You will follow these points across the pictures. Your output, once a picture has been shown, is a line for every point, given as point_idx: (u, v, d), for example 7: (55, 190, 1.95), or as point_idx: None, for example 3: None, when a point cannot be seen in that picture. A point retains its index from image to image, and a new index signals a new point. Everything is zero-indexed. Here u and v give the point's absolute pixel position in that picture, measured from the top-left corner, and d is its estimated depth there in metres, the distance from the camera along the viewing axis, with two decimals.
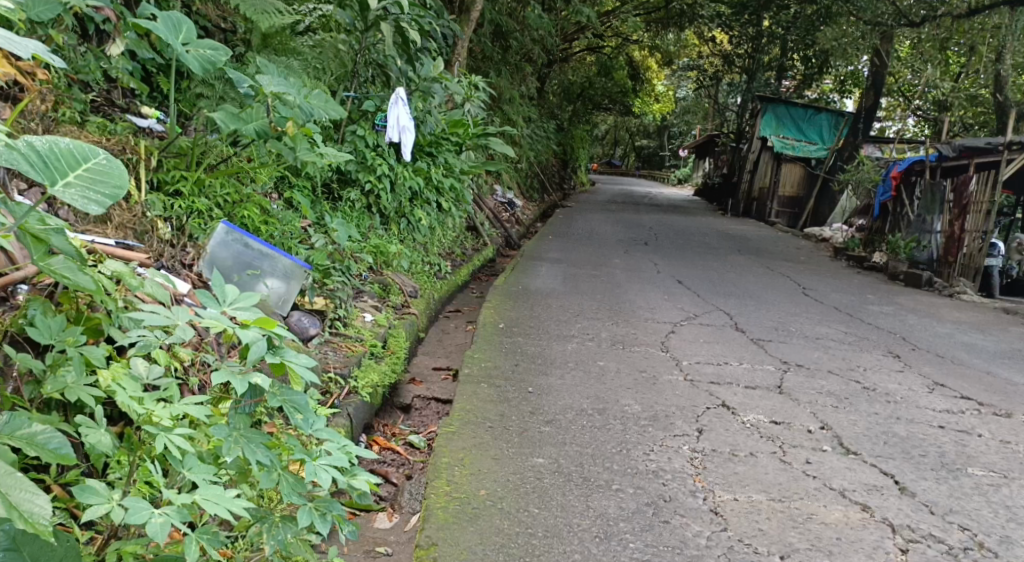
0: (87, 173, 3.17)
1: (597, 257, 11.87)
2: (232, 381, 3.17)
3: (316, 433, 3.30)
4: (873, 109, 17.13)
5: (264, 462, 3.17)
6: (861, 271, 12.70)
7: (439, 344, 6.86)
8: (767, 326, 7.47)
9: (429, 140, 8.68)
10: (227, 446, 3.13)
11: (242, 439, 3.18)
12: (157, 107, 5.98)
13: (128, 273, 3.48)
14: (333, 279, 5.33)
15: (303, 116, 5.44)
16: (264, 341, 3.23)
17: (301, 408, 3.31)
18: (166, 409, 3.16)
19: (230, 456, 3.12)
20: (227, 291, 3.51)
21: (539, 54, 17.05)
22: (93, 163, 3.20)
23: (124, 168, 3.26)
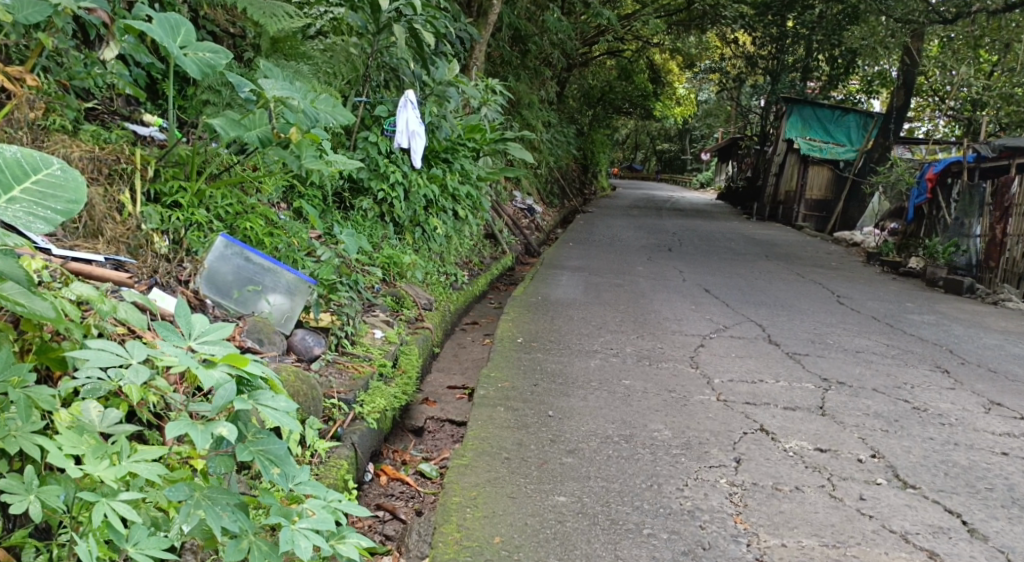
0: (36, 186, 3.09)
1: (619, 264, 11.50)
2: (191, 433, 2.86)
3: (297, 488, 3.09)
4: (903, 110, 16.67)
5: (232, 529, 2.89)
6: (895, 277, 12.27)
7: (455, 360, 6.54)
8: (801, 339, 7.09)
9: (444, 146, 8.36)
10: (185, 512, 2.84)
11: (205, 502, 2.90)
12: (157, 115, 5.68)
13: (98, 297, 3.26)
14: (340, 294, 4.97)
15: (308, 121, 5.13)
16: (230, 386, 2.95)
17: (278, 460, 3.04)
18: (113, 468, 2.85)
19: (187, 524, 2.84)
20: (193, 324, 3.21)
21: (558, 58, 16.70)
22: (44, 174, 3.12)
23: (77, 180, 3.16)
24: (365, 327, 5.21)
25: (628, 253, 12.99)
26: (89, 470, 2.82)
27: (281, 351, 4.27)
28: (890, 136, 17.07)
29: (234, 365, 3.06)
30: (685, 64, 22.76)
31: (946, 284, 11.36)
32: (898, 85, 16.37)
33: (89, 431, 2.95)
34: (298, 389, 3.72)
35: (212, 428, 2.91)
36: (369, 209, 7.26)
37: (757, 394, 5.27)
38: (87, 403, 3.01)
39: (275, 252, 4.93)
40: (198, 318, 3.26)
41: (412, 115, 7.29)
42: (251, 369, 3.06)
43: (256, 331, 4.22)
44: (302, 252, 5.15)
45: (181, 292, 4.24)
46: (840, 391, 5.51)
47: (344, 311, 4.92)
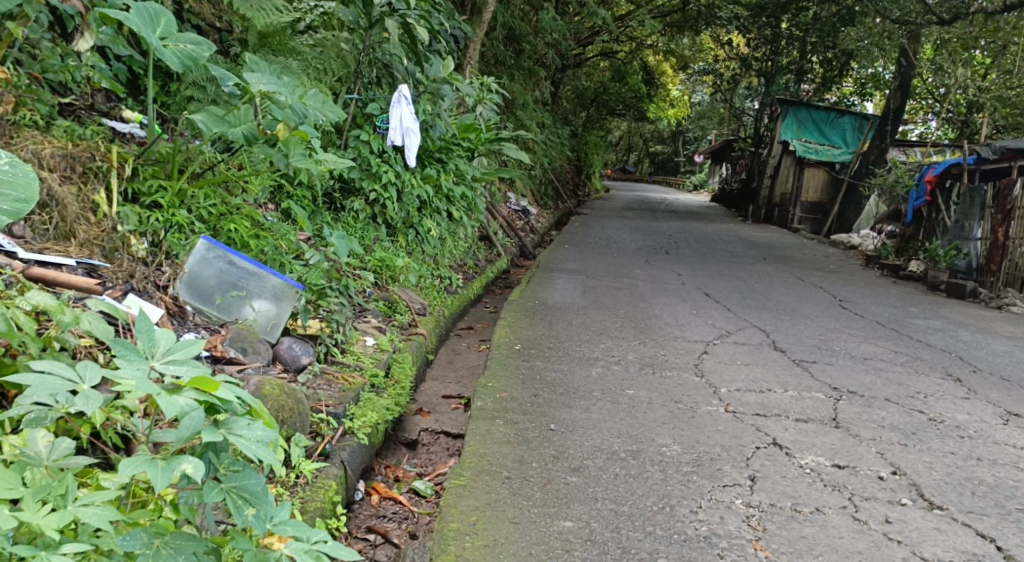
0: None
1: (616, 267, 11.28)
2: (149, 472, 2.69)
3: (274, 530, 2.85)
4: (899, 112, 16.50)
5: None
6: (896, 281, 12.08)
7: (450, 367, 6.30)
8: (807, 345, 6.88)
9: (438, 146, 8.11)
10: None
11: (164, 550, 2.71)
12: (139, 110, 5.41)
13: (57, 307, 3.15)
14: (330, 299, 4.72)
15: (296, 117, 4.87)
16: (198, 416, 2.77)
17: (252, 499, 2.84)
18: (57, 514, 2.66)
19: None
20: (156, 339, 3.00)
21: (553, 58, 16.47)
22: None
23: (29, 177, 3.08)
24: (356, 334, 4.96)
25: (624, 255, 12.76)
26: (28, 518, 2.62)
27: (267, 360, 4.03)
28: (886, 138, 16.89)
29: (202, 390, 2.86)
30: (679, 65, 22.55)
31: (948, 288, 11.17)
32: (894, 87, 16.19)
33: (35, 466, 2.81)
34: (283, 403, 3.48)
35: (174, 465, 2.74)
36: (361, 210, 7.02)
37: (766, 404, 5.06)
38: (34, 433, 2.88)
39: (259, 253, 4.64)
40: (162, 332, 3.04)
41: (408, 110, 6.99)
42: (221, 393, 2.86)
43: (239, 339, 3.97)
44: (290, 255, 4.90)
45: (159, 297, 4.01)
46: (853, 401, 5.31)
47: (335, 317, 4.67)
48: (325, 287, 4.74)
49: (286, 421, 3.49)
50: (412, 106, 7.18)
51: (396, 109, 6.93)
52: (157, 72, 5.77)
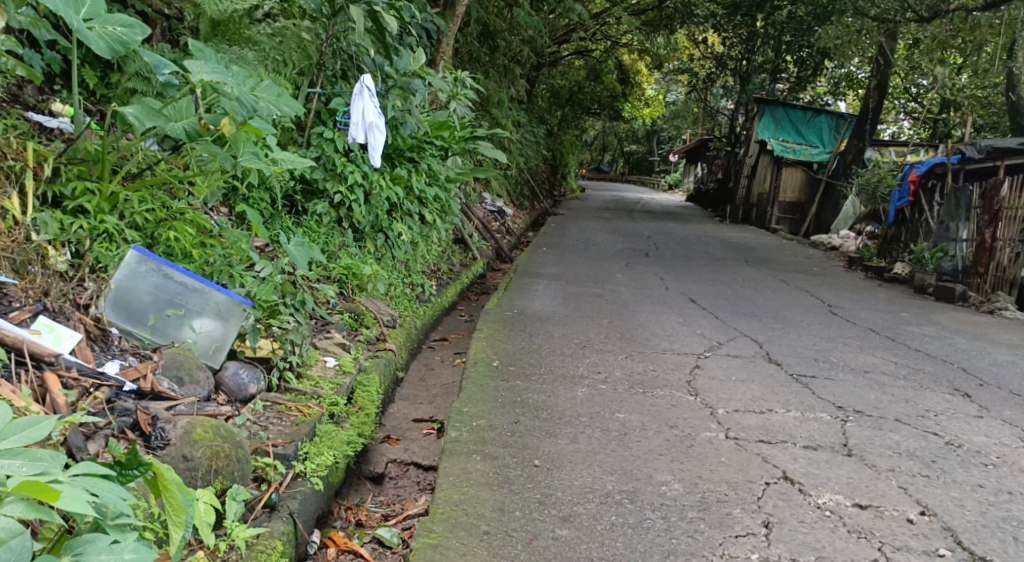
0: None
1: (597, 271, 10.81)
2: None
3: None
4: (877, 110, 16.13)
5: None
6: (882, 283, 11.72)
7: (421, 385, 5.78)
8: (804, 356, 6.42)
9: (409, 144, 7.55)
10: None
11: None
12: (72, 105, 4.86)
13: None
14: (283, 317, 4.12)
15: (244, 110, 4.32)
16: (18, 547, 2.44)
17: None
18: None
19: None
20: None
21: (528, 56, 15.94)
22: None
23: None
24: (313, 354, 4.42)
25: (605, 258, 12.29)
26: None
27: (207, 391, 3.49)
28: (865, 137, 16.53)
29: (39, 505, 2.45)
30: (655, 64, 22.12)
31: (936, 292, 10.73)
32: (872, 86, 15.82)
33: None
34: (216, 450, 3.04)
35: None
36: (324, 214, 6.52)
37: (768, 427, 4.48)
38: None
39: (206, 266, 4.14)
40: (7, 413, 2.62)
41: (373, 103, 6.45)
42: (62, 507, 2.46)
43: (173, 367, 3.45)
44: (239, 265, 4.35)
45: (78, 318, 3.52)
46: (861, 422, 4.74)
47: (287, 342, 4.10)
48: (278, 304, 4.13)
49: (221, 469, 3.04)
50: (376, 100, 6.56)
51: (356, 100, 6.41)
52: (97, 61, 5.17)
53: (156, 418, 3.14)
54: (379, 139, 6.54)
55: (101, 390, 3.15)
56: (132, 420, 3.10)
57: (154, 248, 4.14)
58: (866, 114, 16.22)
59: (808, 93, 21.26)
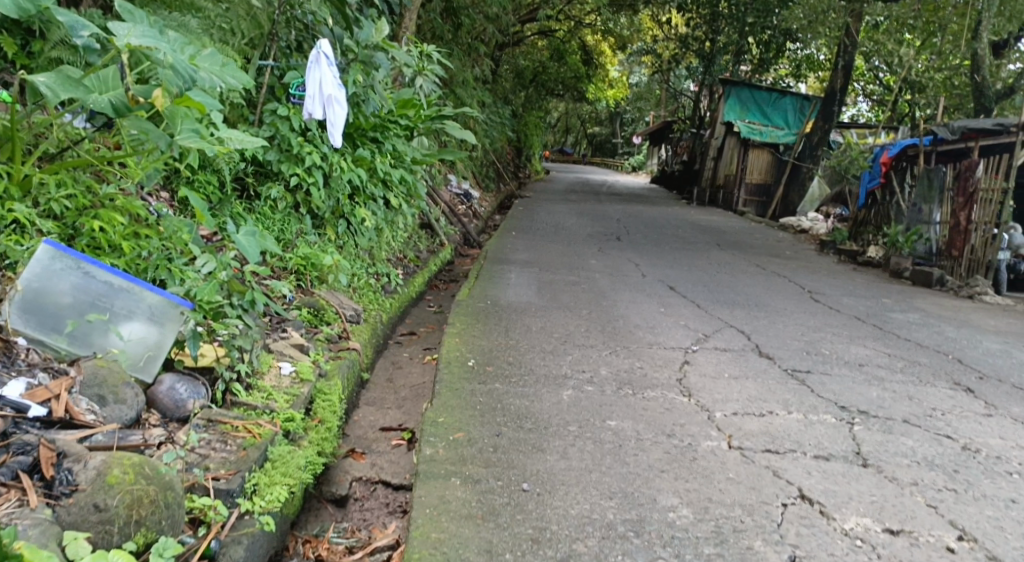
0: None
1: (569, 256, 10.35)
2: None
3: None
4: (843, 91, 15.48)
5: None
6: (860, 267, 11.39)
7: (389, 386, 5.27)
8: (795, 348, 6.00)
9: (371, 123, 6.98)
10: None
11: None
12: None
13: None
14: (227, 321, 3.56)
15: (179, 81, 3.76)
16: None
17: None
18: None
19: None
20: None
21: (492, 33, 15.36)
22: None
23: None
24: (265, 361, 3.88)
25: (576, 243, 11.86)
26: None
27: (136, 411, 3.04)
28: (831, 119, 15.85)
29: None
30: (619, 44, 21.66)
31: (913, 277, 10.34)
32: (837, 65, 15.15)
33: None
34: (139, 497, 2.58)
35: None
36: (279, 197, 6.00)
37: (773, 434, 4.00)
38: None
39: (139, 261, 3.68)
40: None
41: (332, 73, 5.83)
42: None
43: (94, 384, 3.00)
44: (179, 258, 3.85)
45: None
46: (868, 425, 4.26)
47: (235, 349, 3.55)
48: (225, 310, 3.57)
49: (144, 519, 2.59)
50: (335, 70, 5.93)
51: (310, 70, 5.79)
52: (16, 28, 4.52)
53: (63, 455, 2.67)
54: (338, 113, 5.93)
55: None
56: (30, 460, 2.64)
57: (77, 238, 3.73)
58: (832, 95, 15.57)
59: (770, 75, 20.82)
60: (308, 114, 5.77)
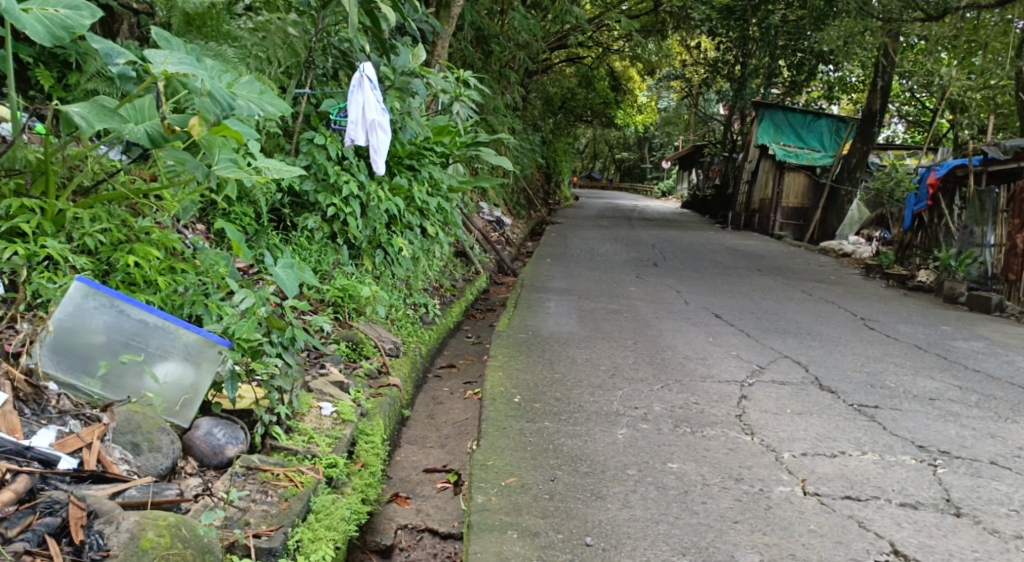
0: None
1: (607, 284, 10.11)
2: None
3: None
4: (882, 112, 15.19)
5: None
6: (908, 292, 11.04)
7: (431, 423, 5.05)
8: (856, 382, 5.67)
9: (408, 151, 6.81)
10: None
11: None
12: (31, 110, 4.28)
13: None
14: (265, 360, 3.33)
15: (216, 109, 3.55)
16: None
17: None
18: None
19: None
20: None
21: (523, 60, 15.24)
22: None
23: None
24: (304, 402, 3.69)
25: (613, 270, 11.61)
26: None
27: (171, 459, 2.86)
28: (871, 140, 15.61)
29: None
30: (648, 70, 21.48)
31: (970, 303, 9.94)
32: (875, 87, 14.86)
33: None
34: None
35: None
36: (316, 228, 5.86)
37: (852, 478, 3.74)
38: None
39: (175, 296, 3.52)
40: None
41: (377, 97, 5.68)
42: None
43: (128, 431, 2.84)
44: (216, 293, 3.68)
45: (6, 371, 2.90)
46: (954, 468, 3.98)
47: (273, 390, 3.36)
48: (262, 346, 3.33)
49: None
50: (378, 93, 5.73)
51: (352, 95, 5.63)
52: (53, 61, 4.45)
53: (93, 514, 2.48)
54: (381, 139, 5.77)
55: (19, 478, 2.51)
56: (57, 522, 2.43)
57: (110, 274, 3.58)
58: (872, 117, 15.28)
59: (802, 98, 20.44)
60: (351, 139, 5.61)
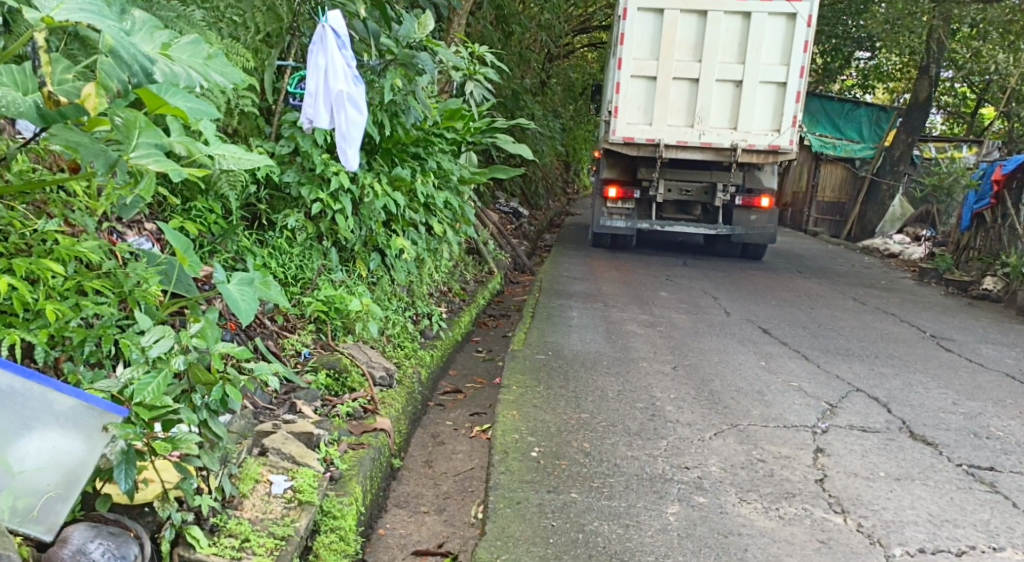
0: None
1: (637, 287, 9.02)
2: None
3: None
4: (931, 101, 13.27)
5: None
6: (972, 297, 9.34)
7: (428, 475, 4.04)
8: (955, 429, 4.37)
9: (412, 137, 5.78)
10: None
11: None
12: None
13: None
14: (185, 437, 2.44)
15: (122, 73, 2.63)
16: None
17: None
18: None
19: None
20: None
21: (543, 42, 14.00)
22: None
23: None
24: (249, 474, 2.83)
25: (645, 268, 10.48)
26: None
27: None
28: (917, 132, 13.68)
29: None
30: None
31: None
32: (924, 73, 12.76)
33: None
34: None
35: None
36: (299, 228, 4.87)
37: None
38: None
39: (71, 332, 2.78)
40: None
41: (345, 64, 4.58)
42: None
43: None
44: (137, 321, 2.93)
45: None
46: None
47: (191, 475, 2.54)
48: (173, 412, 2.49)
49: None
50: (349, 55, 4.62)
51: (311, 58, 4.58)
52: None
53: None
54: (350, 121, 4.57)
55: None
56: None
57: None
58: (922, 104, 13.41)
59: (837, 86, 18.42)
60: (309, 119, 4.62)
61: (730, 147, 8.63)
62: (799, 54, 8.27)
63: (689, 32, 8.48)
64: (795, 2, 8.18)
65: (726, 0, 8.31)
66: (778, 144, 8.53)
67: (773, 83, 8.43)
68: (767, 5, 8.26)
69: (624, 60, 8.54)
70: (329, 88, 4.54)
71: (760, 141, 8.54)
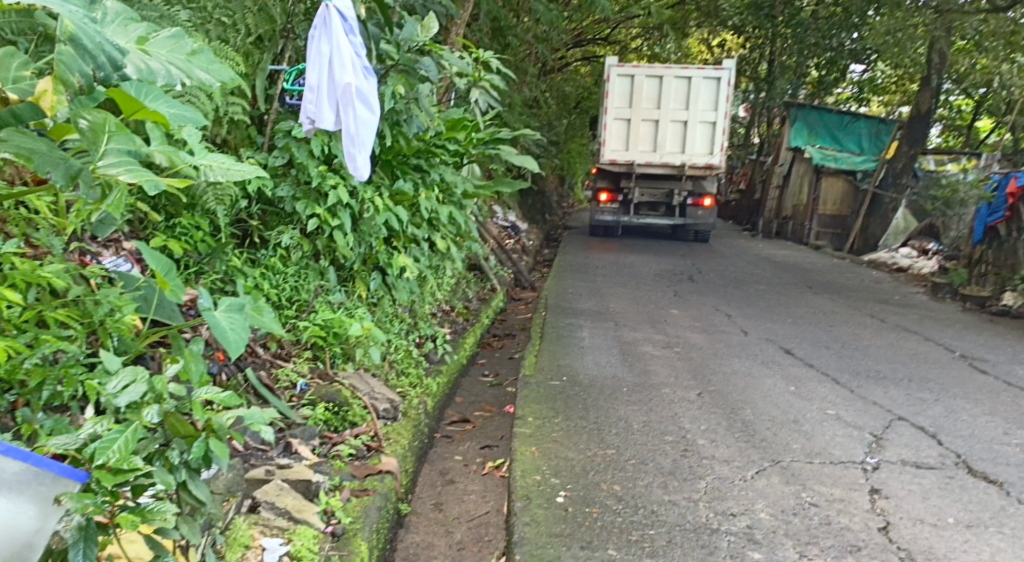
0: None
1: (647, 304, 8.64)
2: None
3: None
4: (933, 113, 12.84)
5: None
6: (992, 314, 8.98)
7: (438, 521, 3.62)
8: (1016, 464, 4.01)
9: (415, 148, 5.37)
10: None
11: None
12: None
13: None
14: (157, 509, 2.16)
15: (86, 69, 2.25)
16: None
17: None
18: None
19: None
20: None
21: (538, 53, 13.58)
22: None
23: None
24: (237, 540, 2.56)
25: (652, 283, 10.09)
26: None
27: None
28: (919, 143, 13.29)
29: None
30: None
31: None
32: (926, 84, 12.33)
33: None
34: None
35: None
36: (293, 245, 4.46)
37: None
38: None
39: (30, 369, 2.38)
40: None
41: (351, 54, 4.16)
42: None
43: None
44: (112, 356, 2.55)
45: None
46: None
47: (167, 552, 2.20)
48: (146, 475, 2.20)
49: None
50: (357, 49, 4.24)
51: (313, 47, 4.15)
52: None
53: None
54: (358, 117, 4.12)
55: None
56: None
57: None
58: (924, 116, 12.99)
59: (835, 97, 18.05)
60: (310, 118, 4.13)
61: (680, 166, 11.22)
62: (724, 104, 10.98)
63: (650, 89, 11.08)
64: (720, 69, 10.89)
65: (675, 67, 10.90)
66: (713, 162, 11.15)
67: (707, 123, 11.06)
68: (703, 71, 10.92)
69: (607, 108, 11.10)
70: (334, 81, 4.09)
71: (701, 163, 11.19)
